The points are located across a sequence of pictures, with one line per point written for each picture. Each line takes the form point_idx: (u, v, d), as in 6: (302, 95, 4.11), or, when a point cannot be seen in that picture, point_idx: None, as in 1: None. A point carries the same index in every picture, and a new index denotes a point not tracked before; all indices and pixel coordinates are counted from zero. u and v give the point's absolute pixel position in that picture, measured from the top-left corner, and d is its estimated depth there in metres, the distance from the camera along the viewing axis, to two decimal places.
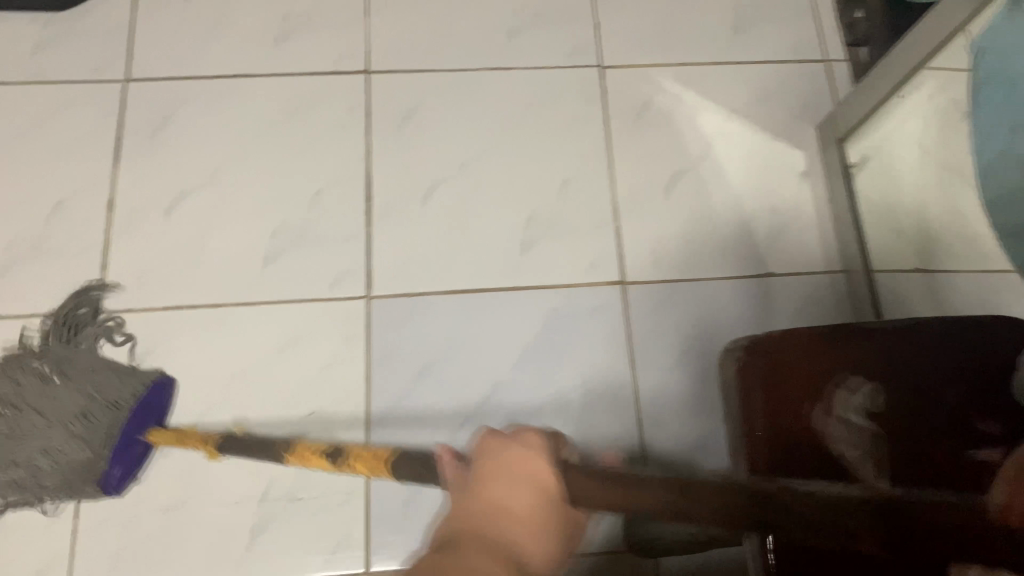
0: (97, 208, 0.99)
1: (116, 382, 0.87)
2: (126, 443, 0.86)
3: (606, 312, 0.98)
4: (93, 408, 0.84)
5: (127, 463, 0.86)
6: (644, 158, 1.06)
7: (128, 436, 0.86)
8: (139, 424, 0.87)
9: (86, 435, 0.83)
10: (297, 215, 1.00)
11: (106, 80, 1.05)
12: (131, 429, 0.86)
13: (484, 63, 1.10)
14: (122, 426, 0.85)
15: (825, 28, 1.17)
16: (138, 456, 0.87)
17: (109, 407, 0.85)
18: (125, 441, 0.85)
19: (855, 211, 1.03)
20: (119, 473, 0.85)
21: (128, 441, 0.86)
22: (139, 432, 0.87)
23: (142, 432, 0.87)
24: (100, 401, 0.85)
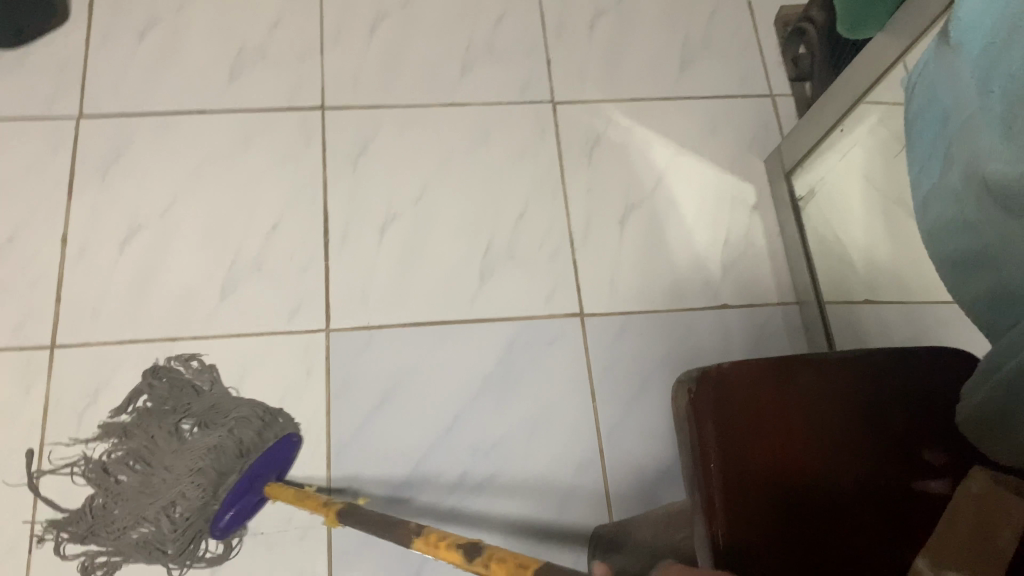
0: (47, 242, 0.97)
1: (253, 432, 0.86)
2: (243, 488, 0.83)
3: (565, 343, 0.98)
4: (220, 451, 0.84)
5: (242, 507, 0.83)
6: (599, 190, 1.08)
7: (253, 480, 0.84)
8: (267, 471, 0.85)
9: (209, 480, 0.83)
10: (254, 248, 0.99)
11: (56, 115, 1.04)
12: (259, 473, 0.84)
13: (440, 98, 1.11)
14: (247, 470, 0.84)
15: (770, 65, 1.21)
16: (253, 504, 0.85)
17: (239, 453, 0.85)
18: (243, 486, 0.83)
19: (806, 240, 1.06)
20: (229, 518, 0.82)
21: (251, 483, 0.84)
22: (265, 477, 0.85)
23: (261, 483, 0.84)
24: (243, 448, 0.85)
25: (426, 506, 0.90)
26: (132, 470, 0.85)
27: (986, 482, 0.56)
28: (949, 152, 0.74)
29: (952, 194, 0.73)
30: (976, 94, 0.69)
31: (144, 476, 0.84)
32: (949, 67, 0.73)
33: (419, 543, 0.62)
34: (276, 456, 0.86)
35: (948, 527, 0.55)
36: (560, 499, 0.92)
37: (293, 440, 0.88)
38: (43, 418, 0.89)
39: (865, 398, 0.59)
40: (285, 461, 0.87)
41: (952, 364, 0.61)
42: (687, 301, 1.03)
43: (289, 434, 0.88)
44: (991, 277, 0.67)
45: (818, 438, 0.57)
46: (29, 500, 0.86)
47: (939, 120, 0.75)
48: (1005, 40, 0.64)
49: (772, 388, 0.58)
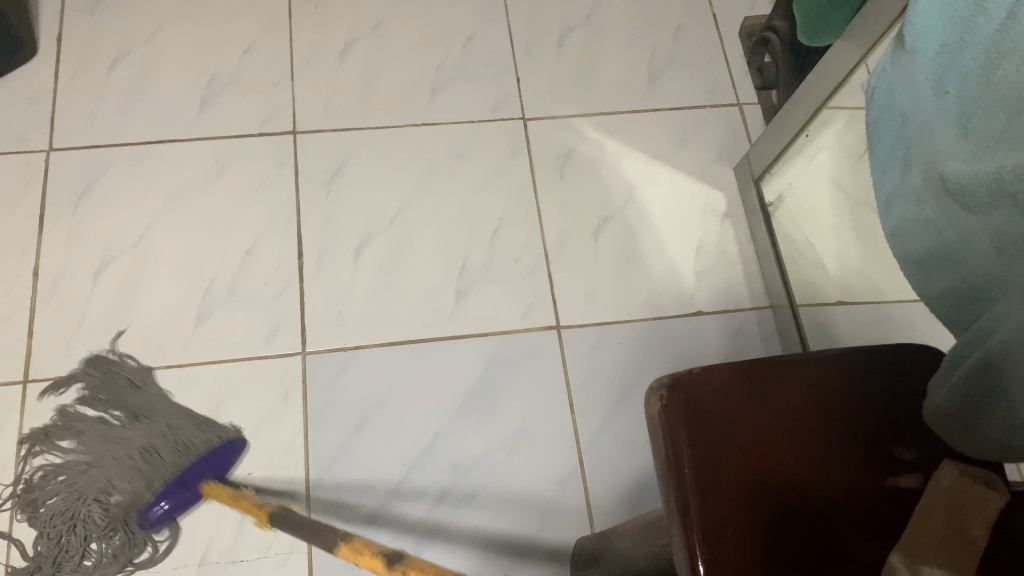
0: (19, 275, 0.97)
1: (196, 431, 0.87)
2: (178, 483, 0.84)
3: (543, 357, 0.99)
4: (159, 446, 0.85)
5: (177, 501, 0.84)
6: (571, 204, 1.09)
7: (187, 475, 0.84)
8: (206, 468, 0.85)
9: (145, 475, 0.84)
10: (229, 274, 0.99)
11: (26, 148, 1.04)
12: (194, 470, 0.85)
13: (410, 118, 1.12)
14: (184, 466, 0.85)
15: (735, 75, 1.23)
16: (190, 500, 0.85)
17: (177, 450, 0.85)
18: (180, 481, 0.84)
19: (776, 246, 1.08)
20: (162, 510, 0.83)
21: (187, 478, 0.84)
22: (201, 476, 0.85)
23: (198, 479, 0.85)
24: (183, 444, 0.86)
25: (408, 527, 0.90)
26: (68, 468, 0.87)
27: (955, 474, 0.57)
28: (909, 154, 0.75)
29: (913, 195, 0.74)
30: (933, 97, 0.70)
31: (79, 468, 0.86)
32: (906, 70, 0.74)
33: (343, 550, 0.63)
34: (219, 456, 0.86)
35: (921, 520, 0.56)
36: (543, 513, 0.92)
37: (238, 444, 0.88)
38: (17, 454, 0.88)
39: (833, 399, 0.60)
40: (228, 462, 0.88)
41: (918, 362, 0.62)
42: (661, 310, 1.04)
43: (234, 437, 0.88)
44: (954, 274, 0.68)
45: (790, 440, 0.57)
46: (7, 537, 0.85)
47: (899, 123, 0.77)
48: (958, 43, 0.66)
49: (741, 392, 0.58)
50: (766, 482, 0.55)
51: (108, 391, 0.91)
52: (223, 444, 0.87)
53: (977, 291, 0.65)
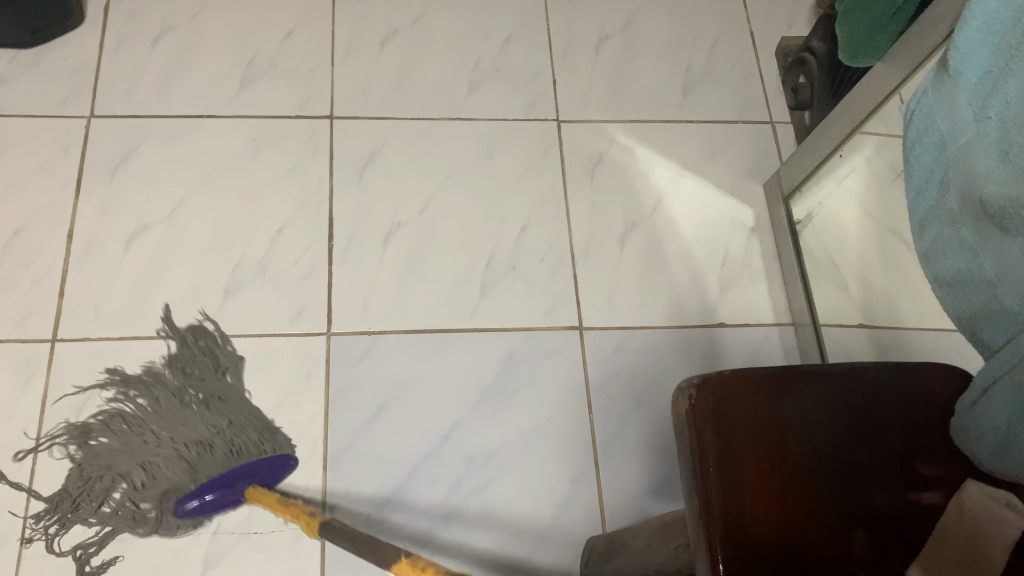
0: (53, 237, 0.98)
1: (255, 438, 0.89)
2: (226, 481, 0.83)
3: (562, 356, 0.99)
4: (214, 443, 0.87)
5: (220, 498, 0.83)
6: (600, 208, 1.09)
7: (234, 475, 0.83)
8: (254, 475, 0.85)
9: (190, 469, 0.86)
10: (258, 251, 1.00)
11: (68, 114, 1.05)
12: (242, 472, 0.84)
13: (446, 112, 1.13)
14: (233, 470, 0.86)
15: (770, 92, 1.23)
16: (231, 502, 0.84)
17: (230, 450, 0.87)
18: (226, 481, 0.83)
19: (803, 264, 1.08)
20: (200, 503, 0.82)
21: (236, 478, 0.84)
22: (246, 480, 0.84)
23: (243, 483, 0.84)
24: (238, 447, 0.88)
25: (421, 513, 0.90)
26: (127, 421, 0.89)
27: (977, 497, 0.58)
28: (947, 176, 0.75)
29: (950, 218, 0.74)
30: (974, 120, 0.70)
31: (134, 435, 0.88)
32: (947, 94, 0.74)
33: (400, 565, 0.59)
34: (268, 468, 0.86)
35: (939, 539, 0.56)
36: (556, 509, 0.92)
37: (289, 462, 0.88)
38: (38, 411, 0.89)
39: (858, 412, 0.60)
40: (277, 474, 0.87)
41: (945, 381, 0.62)
42: (684, 319, 1.04)
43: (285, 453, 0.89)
44: (986, 298, 0.69)
45: (812, 448, 0.58)
46: (25, 491, 0.86)
47: (936, 147, 0.77)
48: (1003, 69, 0.67)
49: (764, 395, 0.58)
50: (787, 489, 0.56)
51: (193, 361, 0.93)
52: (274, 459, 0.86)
53: (1009, 314, 0.65)
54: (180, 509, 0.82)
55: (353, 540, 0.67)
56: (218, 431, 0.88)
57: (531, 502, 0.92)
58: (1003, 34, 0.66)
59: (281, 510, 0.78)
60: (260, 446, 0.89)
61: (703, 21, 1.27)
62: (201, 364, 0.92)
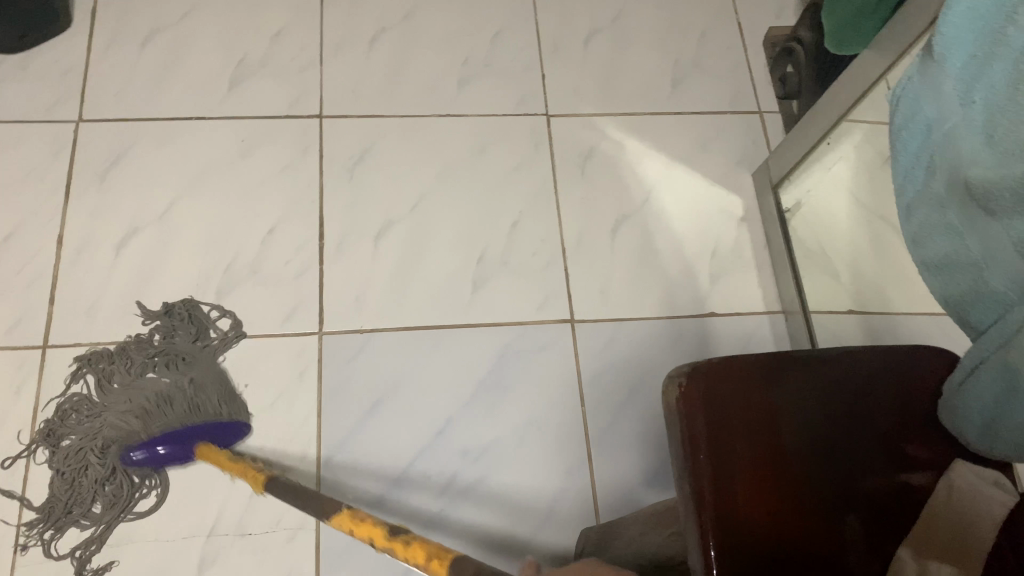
0: (44, 241, 0.98)
1: (215, 400, 0.89)
2: (179, 437, 0.84)
3: (555, 349, 0.99)
4: (173, 399, 0.87)
5: (172, 451, 0.84)
6: (590, 201, 1.10)
7: (187, 432, 0.85)
8: (208, 434, 0.86)
9: (146, 417, 0.86)
10: (250, 252, 1.00)
11: (57, 119, 1.05)
12: (196, 430, 0.86)
13: (435, 109, 1.13)
14: (190, 425, 0.86)
15: (759, 83, 1.23)
16: (184, 458, 0.86)
17: (189, 407, 0.87)
18: (182, 437, 0.85)
19: (793, 252, 1.08)
20: (151, 455, 0.84)
21: (188, 435, 0.85)
22: (198, 437, 0.85)
23: (196, 439, 0.85)
24: (197, 405, 0.88)
25: (418, 508, 0.90)
26: (92, 401, 0.89)
27: (968, 474, 0.58)
28: (933, 162, 0.76)
29: (936, 202, 0.75)
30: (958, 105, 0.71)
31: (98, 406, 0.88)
32: (933, 79, 0.75)
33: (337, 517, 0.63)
34: (222, 429, 0.87)
35: (928, 521, 0.56)
36: (552, 501, 0.93)
37: (242, 428, 0.89)
38: (32, 416, 0.89)
39: (847, 395, 0.60)
40: (231, 440, 0.89)
41: (934, 364, 0.63)
42: (676, 310, 1.04)
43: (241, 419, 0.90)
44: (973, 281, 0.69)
45: (802, 433, 0.58)
46: (18, 498, 0.86)
47: (923, 132, 0.77)
48: (988, 53, 0.67)
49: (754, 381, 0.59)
50: (778, 473, 0.56)
51: (172, 332, 0.93)
52: (227, 423, 0.88)
53: (998, 296, 0.66)
54: (128, 459, 0.84)
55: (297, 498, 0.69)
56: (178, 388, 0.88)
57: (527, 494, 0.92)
58: (986, 19, 0.67)
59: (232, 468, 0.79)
60: (222, 408, 0.89)
61: (691, 13, 1.27)
62: (180, 337, 0.93)
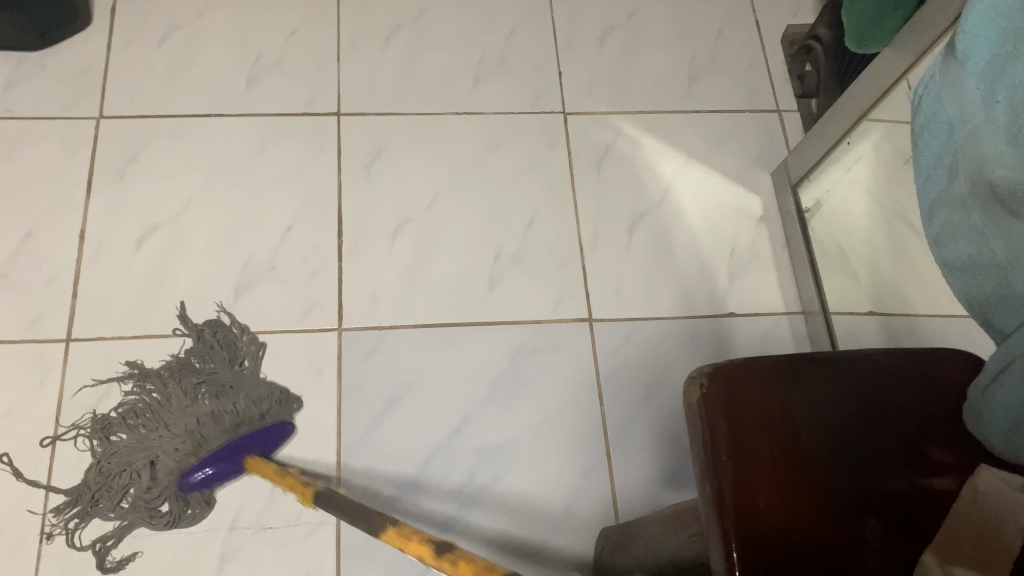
0: (65, 238, 0.98)
1: (256, 409, 0.88)
2: (227, 454, 0.84)
3: (572, 347, 0.99)
4: (220, 418, 0.85)
5: (220, 469, 0.84)
6: (608, 199, 1.09)
7: (236, 446, 0.84)
8: (253, 446, 0.86)
9: (196, 438, 0.84)
10: (268, 249, 1.00)
11: (77, 116, 1.05)
12: (243, 443, 0.85)
13: (452, 107, 1.13)
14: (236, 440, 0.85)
15: (776, 81, 1.23)
16: (231, 473, 0.85)
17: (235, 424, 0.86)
18: (228, 450, 0.84)
19: (811, 252, 1.08)
20: (204, 477, 0.83)
21: (236, 450, 0.84)
22: (245, 449, 0.85)
23: (244, 454, 0.85)
24: (245, 420, 0.87)
25: (436, 506, 0.91)
26: (142, 414, 0.88)
27: (992, 481, 0.57)
28: (956, 162, 0.75)
29: (959, 203, 0.74)
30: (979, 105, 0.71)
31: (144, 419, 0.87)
32: (954, 79, 0.74)
33: (388, 533, 0.63)
34: (266, 437, 0.87)
35: (953, 528, 0.56)
36: (569, 500, 0.93)
37: (286, 427, 0.89)
38: (55, 408, 0.90)
39: (868, 396, 0.60)
40: (274, 445, 0.89)
41: (957, 366, 0.62)
42: (693, 309, 1.04)
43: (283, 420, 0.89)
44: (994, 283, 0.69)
45: (824, 432, 0.58)
46: (42, 488, 0.86)
47: (945, 131, 0.77)
48: (1011, 53, 0.66)
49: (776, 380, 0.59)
50: (799, 472, 0.56)
51: (209, 355, 0.92)
52: (273, 427, 0.87)
53: (1020, 300, 0.65)
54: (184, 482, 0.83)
55: (348, 514, 0.69)
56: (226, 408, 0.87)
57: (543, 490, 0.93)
58: (1008, 18, 0.66)
59: (280, 481, 0.79)
60: (263, 413, 0.88)
61: (708, 11, 1.27)
62: (225, 355, 0.92)
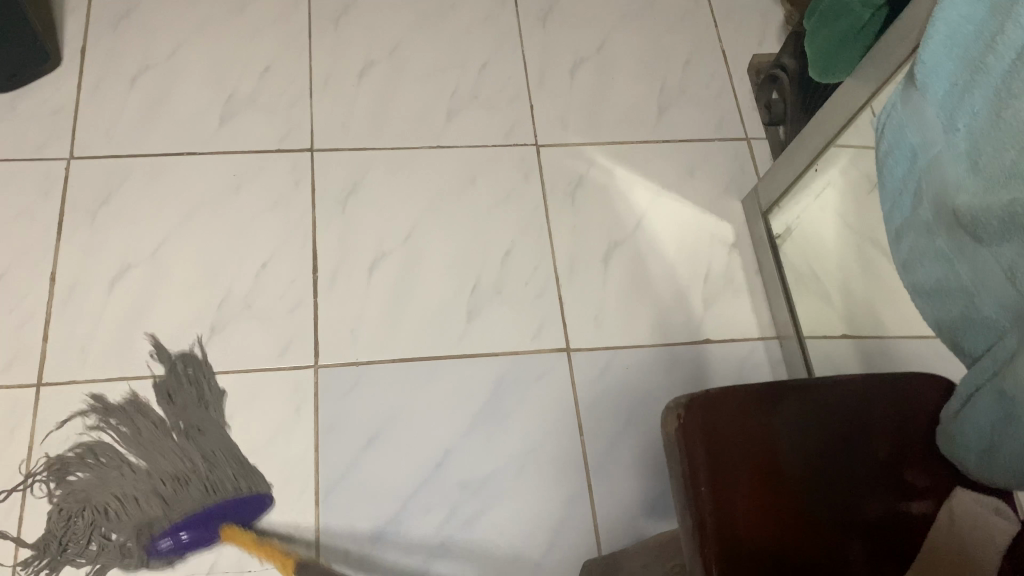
0: (36, 280, 0.98)
1: (232, 475, 0.89)
2: (200, 522, 0.84)
3: (551, 378, 0.99)
4: (191, 479, 0.88)
5: (196, 536, 0.84)
6: (582, 229, 1.10)
7: (210, 515, 0.85)
8: (228, 512, 0.86)
9: (161, 497, 0.87)
10: (243, 286, 1.00)
11: (49, 157, 1.05)
12: (217, 512, 0.85)
13: (425, 141, 1.14)
14: (209, 506, 0.86)
15: (745, 109, 1.25)
16: (207, 540, 0.85)
17: (208, 488, 0.87)
18: (203, 519, 0.85)
19: (784, 277, 1.09)
20: (175, 543, 0.84)
21: (211, 517, 0.85)
22: (219, 518, 0.85)
23: (219, 522, 0.85)
24: (215, 484, 0.88)
25: (418, 542, 0.90)
26: (103, 454, 0.89)
27: (968, 502, 0.59)
28: (921, 188, 0.77)
29: (925, 228, 0.76)
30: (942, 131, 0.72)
31: (107, 469, 0.88)
32: (916, 106, 0.76)
33: None
34: (244, 505, 0.87)
35: (930, 555, 0.57)
36: (552, 532, 0.92)
37: (266, 501, 0.88)
38: (26, 455, 0.88)
39: (843, 418, 0.61)
40: (254, 514, 0.88)
41: (929, 387, 0.63)
42: (670, 336, 1.05)
43: (262, 490, 0.89)
44: (962, 307, 0.70)
45: (799, 455, 0.58)
46: (13, 539, 0.85)
47: (908, 158, 0.78)
48: (967, 84, 0.68)
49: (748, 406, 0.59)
50: (777, 496, 0.56)
51: (178, 390, 0.93)
52: (251, 498, 0.87)
53: (987, 323, 0.67)
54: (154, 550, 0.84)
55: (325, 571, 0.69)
56: (195, 466, 0.88)
57: (526, 519, 0.92)
58: (963, 47, 0.68)
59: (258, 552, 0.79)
60: (237, 487, 0.88)
61: (675, 42, 1.29)
62: (187, 394, 0.93)
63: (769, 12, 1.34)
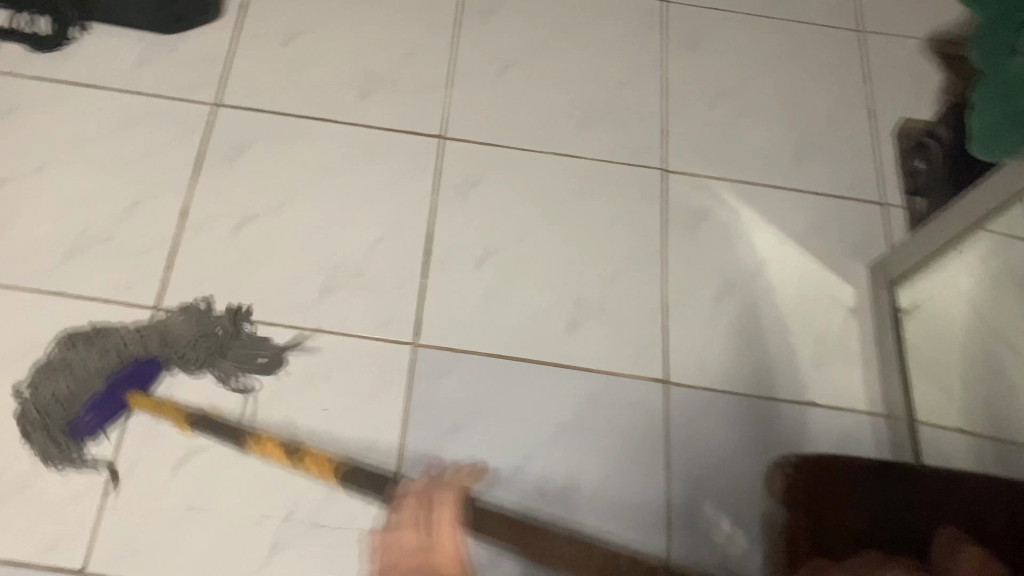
0: (164, 215, 1.01)
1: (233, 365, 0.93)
2: (104, 398, 0.88)
3: (645, 406, 0.97)
4: (134, 351, 0.91)
5: (100, 412, 0.88)
6: (696, 265, 1.07)
7: (114, 389, 0.89)
8: (126, 381, 0.90)
9: (94, 369, 0.89)
10: (354, 257, 1.01)
11: (196, 101, 1.08)
12: (116, 385, 0.89)
13: (554, 148, 1.13)
14: (109, 381, 0.89)
15: (887, 172, 1.19)
16: (115, 412, 0.89)
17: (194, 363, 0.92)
18: (109, 394, 0.89)
19: (905, 353, 1.03)
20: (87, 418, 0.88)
21: (109, 397, 0.89)
22: (127, 389, 0.89)
23: (124, 391, 0.89)
24: (183, 359, 0.92)
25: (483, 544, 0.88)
26: (149, 337, 0.92)
27: None
28: None
29: None
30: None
31: (99, 349, 0.90)
32: None
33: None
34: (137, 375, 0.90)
35: None
36: None
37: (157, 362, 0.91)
38: None
39: None
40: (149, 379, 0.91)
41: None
42: (771, 390, 1.00)
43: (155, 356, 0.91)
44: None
45: None
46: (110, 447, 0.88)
47: None
48: None
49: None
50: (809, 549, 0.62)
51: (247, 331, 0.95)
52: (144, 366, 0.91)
53: None
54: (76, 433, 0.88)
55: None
56: (209, 356, 0.93)
57: (590, 533, 0.90)
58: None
59: None
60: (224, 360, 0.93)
61: (823, 92, 1.25)
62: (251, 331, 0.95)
63: (930, 75, 1.28)
